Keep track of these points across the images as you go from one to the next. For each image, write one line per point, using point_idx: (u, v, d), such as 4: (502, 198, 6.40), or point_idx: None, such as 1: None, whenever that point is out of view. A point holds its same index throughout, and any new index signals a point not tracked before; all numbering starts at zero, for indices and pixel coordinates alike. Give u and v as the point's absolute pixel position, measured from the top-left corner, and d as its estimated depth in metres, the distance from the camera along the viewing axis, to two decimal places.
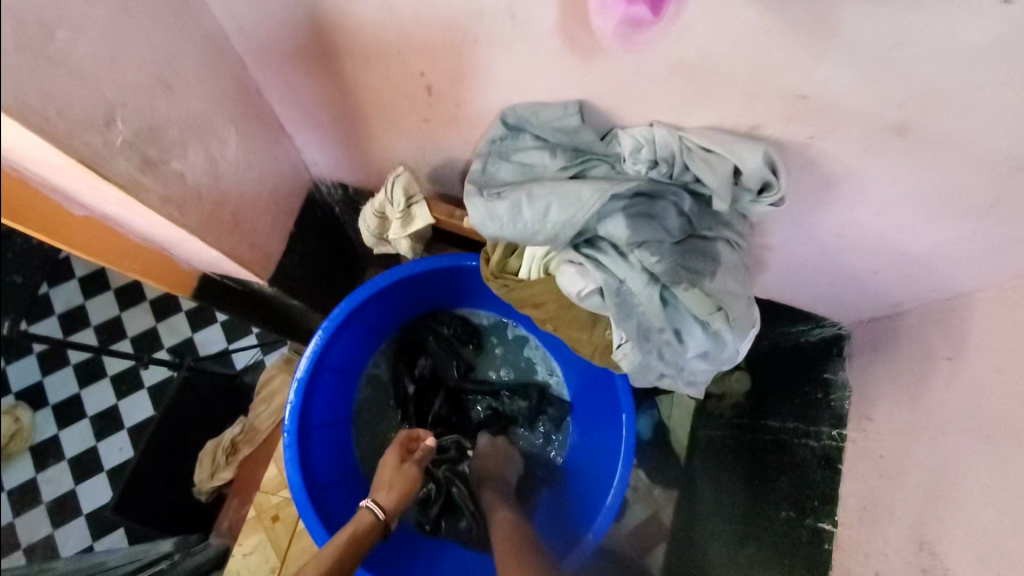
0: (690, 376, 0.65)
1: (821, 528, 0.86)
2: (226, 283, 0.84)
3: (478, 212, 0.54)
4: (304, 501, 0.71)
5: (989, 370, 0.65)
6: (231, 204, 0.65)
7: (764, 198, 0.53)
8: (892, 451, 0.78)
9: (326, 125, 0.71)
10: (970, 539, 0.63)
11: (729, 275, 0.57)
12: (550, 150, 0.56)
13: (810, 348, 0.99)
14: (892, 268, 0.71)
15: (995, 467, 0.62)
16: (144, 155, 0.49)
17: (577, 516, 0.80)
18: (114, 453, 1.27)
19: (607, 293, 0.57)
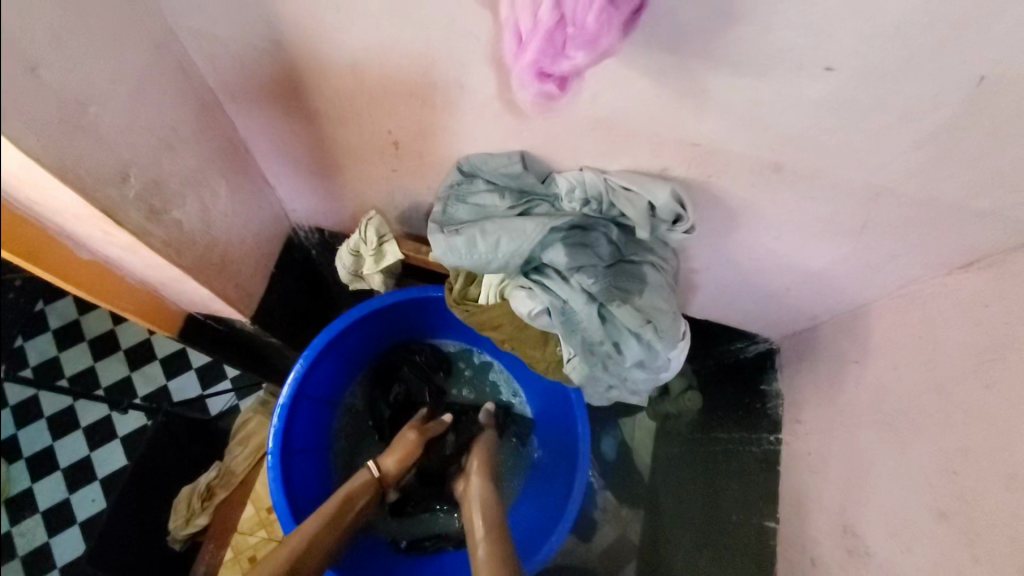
0: (633, 384, 0.75)
1: (766, 526, 0.95)
2: (209, 323, 0.91)
3: (440, 245, 0.64)
4: (288, 519, 0.76)
5: (886, 368, 0.76)
6: (220, 248, 0.73)
7: (677, 227, 0.65)
8: (818, 448, 0.88)
9: (305, 176, 0.80)
10: (879, 516, 0.72)
11: (656, 293, 0.68)
12: (500, 193, 0.66)
13: (749, 361, 1.12)
14: (802, 285, 0.83)
15: (894, 451, 0.72)
16: (150, 206, 0.57)
17: (540, 524, 0.87)
18: (87, 504, 1.29)
19: (554, 312, 0.66)
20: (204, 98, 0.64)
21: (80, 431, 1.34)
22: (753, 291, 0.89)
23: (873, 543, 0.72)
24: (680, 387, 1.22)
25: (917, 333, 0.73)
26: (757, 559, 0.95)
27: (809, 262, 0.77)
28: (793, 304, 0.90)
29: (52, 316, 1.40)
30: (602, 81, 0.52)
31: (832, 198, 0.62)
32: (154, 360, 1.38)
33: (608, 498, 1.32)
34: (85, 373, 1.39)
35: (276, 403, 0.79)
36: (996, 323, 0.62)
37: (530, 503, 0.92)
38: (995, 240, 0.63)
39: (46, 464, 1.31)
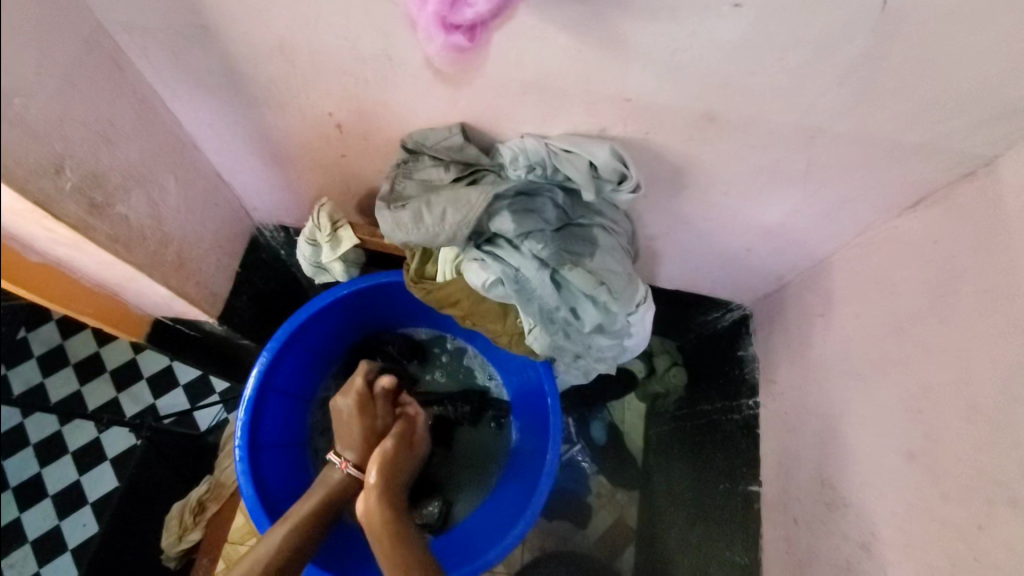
0: (598, 352, 0.75)
1: (750, 491, 0.94)
2: (177, 328, 0.91)
3: (386, 222, 0.64)
4: (258, 511, 0.76)
5: (850, 317, 0.76)
6: (175, 245, 0.73)
7: (623, 187, 0.65)
8: (792, 406, 0.87)
9: (259, 170, 0.81)
10: (852, 464, 0.72)
11: (607, 255, 0.68)
12: (445, 166, 0.67)
13: (725, 330, 1.12)
14: (760, 242, 0.83)
15: (859, 398, 0.72)
16: (90, 199, 0.58)
17: (517, 499, 0.87)
18: (77, 531, 1.27)
19: (506, 281, 0.66)
20: (142, 92, 0.65)
21: (67, 457, 1.32)
22: (715, 255, 0.89)
23: (848, 492, 0.72)
24: (665, 364, 1.22)
25: (875, 278, 0.73)
26: (745, 526, 0.93)
27: (765, 216, 0.77)
28: (758, 266, 0.90)
29: (36, 343, 1.39)
30: (524, 40, 0.52)
31: (769, 143, 0.63)
32: (141, 378, 1.36)
33: (601, 484, 1.30)
34: (71, 397, 1.37)
35: (243, 397, 0.79)
36: (945, 256, 0.62)
37: (509, 482, 0.92)
38: (938, 174, 0.63)
39: (34, 493, 1.30)
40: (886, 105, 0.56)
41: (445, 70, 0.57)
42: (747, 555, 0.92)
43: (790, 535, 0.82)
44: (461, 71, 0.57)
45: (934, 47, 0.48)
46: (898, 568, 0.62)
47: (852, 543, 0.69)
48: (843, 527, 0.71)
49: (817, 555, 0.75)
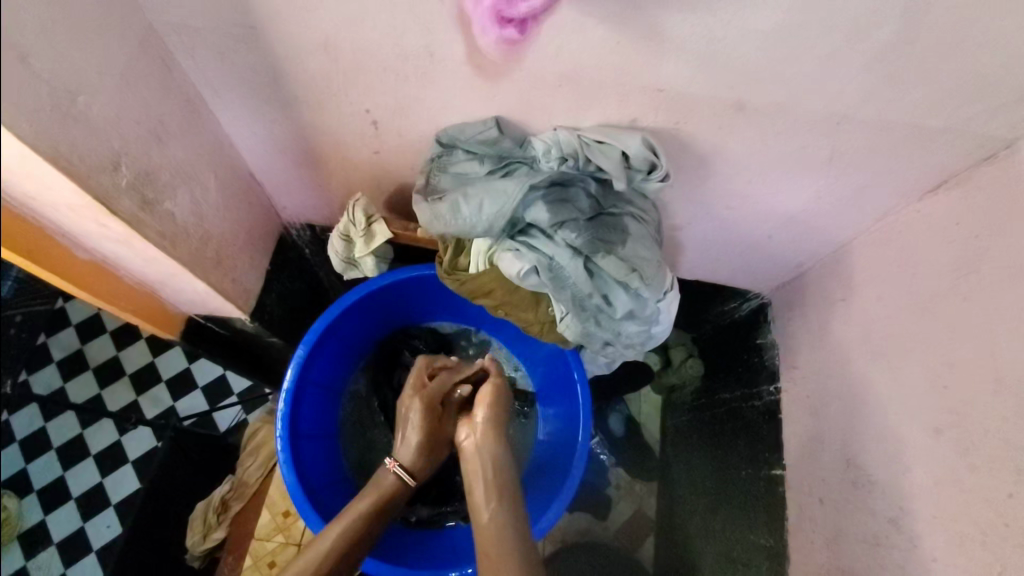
0: (628, 339, 0.77)
1: (774, 474, 0.96)
2: (209, 326, 0.93)
3: (425, 214, 0.67)
4: (301, 498, 0.77)
5: (872, 300, 0.78)
6: (214, 242, 0.75)
7: (653, 175, 0.67)
8: (814, 390, 0.90)
9: (292, 168, 0.83)
10: (878, 443, 0.74)
11: (638, 242, 0.70)
12: (479, 160, 0.69)
13: (743, 320, 1.14)
14: (780, 229, 0.85)
15: (884, 378, 0.74)
16: (142, 196, 0.60)
17: (547, 484, 0.89)
18: (103, 531, 1.28)
19: (541, 269, 0.68)
20: (187, 92, 0.67)
21: (91, 459, 1.34)
22: (736, 243, 0.91)
23: (876, 470, 0.73)
24: (681, 356, 1.23)
25: (896, 261, 0.75)
26: (769, 510, 0.94)
27: (787, 203, 0.79)
28: (778, 254, 0.92)
29: (54, 348, 1.41)
30: (565, 34, 0.54)
31: (795, 129, 0.65)
32: (160, 381, 1.39)
33: (620, 475, 1.32)
34: (93, 401, 1.38)
35: (281, 389, 0.81)
36: (968, 237, 0.64)
37: (539, 470, 0.94)
38: (959, 157, 0.65)
39: (58, 495, 1.31)
40: (911, 91, 0.58)
41: (492, 59, 0.58)
42: (772, 538, 0.92)
43: (816, 515, 0.84)
44: (503, 60, 0.58)
45: (958, 33, 0.51)
46: (928, 539, 0.63)
47: (882, 520, 0.71)
48: (870, 503, 0.73)
49: (845, 533, 0.77)
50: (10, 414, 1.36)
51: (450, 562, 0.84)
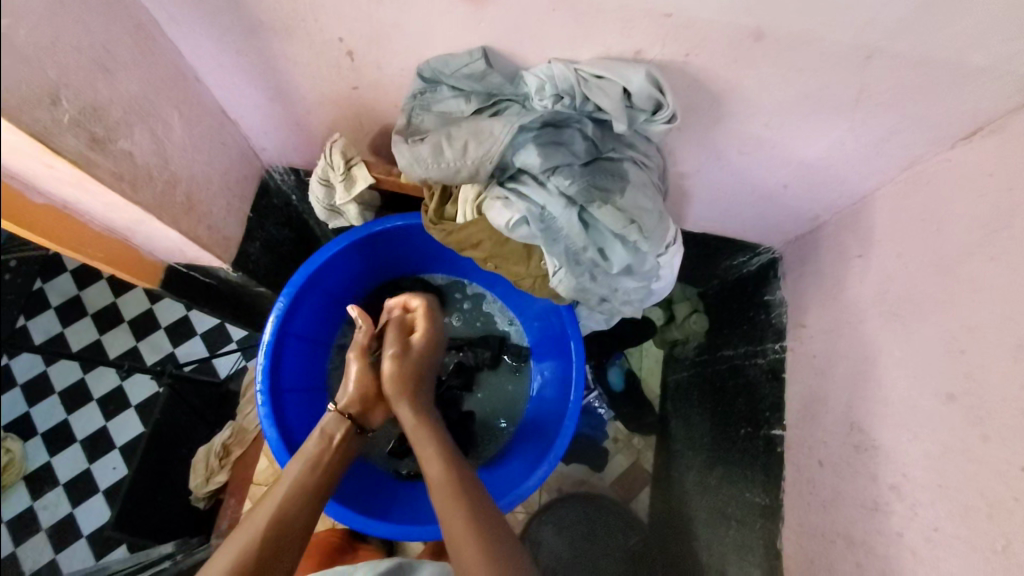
0: (625, 296, 0.73)
1: (774, 435, 0.93)
2: (193, 275, 0.89)
3: (404, 157, 0.61)
4: (283, 452, 0.76)
5: (892, 257, 0.72)
6: (183, 186, 0.71)
7: (658, 116, 0.60)
8: (820, 350, 0.85)
9: (267, 105, 0.76)
10: (885, 408, 0.70)
11: (639, 191, 0.63)
12: (465, 97, 0.62)
13: (752, 275, 1.08)
14: (795, 178, 0.79)
15: (898, 340, 0.69)
16: (90, 133, 0.55)
17: (539, 441, 0.87)
18: (107, 473, 1.30)
19: (532, 220, 0.62)
20: (139, 17, 0.60)
21: (94, 404, 1.34)
22: (748, 193, 0.84)
23: (881, 437, 0.70)
24: (685, 312, 1.21)
25: (921, 216, 0.68)
26: (767, 470, 0.92)
27: (805, 148, 0.72)
28: (792, 206, 0.86)
29: (50, 294, 1.39)
30: None
31: (820, 63, 0.57)
32: (159, 328, 1.38)
33: (617, 429, 1.32)
34: (91, 346, 1.37)
35: (262, 341, 0.78)
36: (1004, 190, 0.58)
37: (531, 429, 0.92)
38: (1003, 99, 0.58)
39: (62, 439, 1.31)
40: (955, 18, 0.50)
41: None
42: (768, 498, 0.91)
43: (813, 477, 0.81)
44: None
45: None
46: (930, 509, 0.60)
47: (881, 487, 0.68)
48: (871, 469, 0.70)
49: (841, 497, 0.75)
50: (10, 359, 1.36)
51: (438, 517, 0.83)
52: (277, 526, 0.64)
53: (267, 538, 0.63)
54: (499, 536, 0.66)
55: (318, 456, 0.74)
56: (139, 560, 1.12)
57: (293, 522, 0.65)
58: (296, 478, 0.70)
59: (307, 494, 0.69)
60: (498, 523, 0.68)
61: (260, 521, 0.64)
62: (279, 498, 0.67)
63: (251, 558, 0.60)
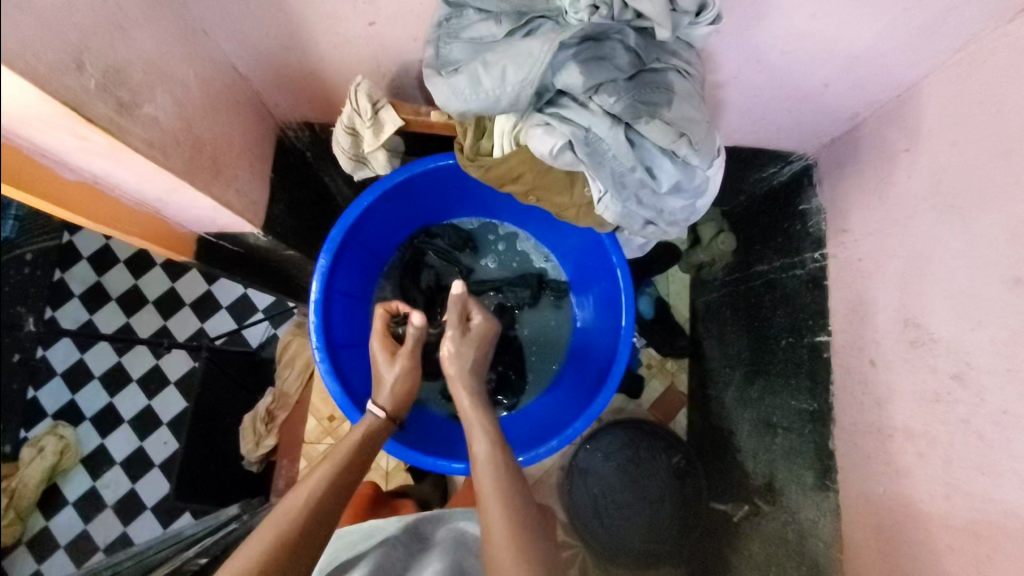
0: (671, 216, 0.71)
1: (818, 342, 0.93)
2: (222, 244, 0.88)
3: (441, 90, 0.58)
4: (349, 405, 0.77)
5: (945, 146, 0.70)
6: (209, 149, 0.68)
7: (702, 17, 0.57)
8: (865, 253, 0.84)
9: (278, 55, 0.72)
10: (944, 301, 0.69)
11: (686, 102, 0.60)
12: (495, 20, 0.59)
13: (783, 186, 1.06)
14: (836, 74, 0.75)
15: (956, 231, 0.68)
16: (117, 98, 0.52)
17: (592, 372, 0.88)
18: (161, 447, 1.33)
19: (577, 143, 0.60)
20: None
21: (134, 384, 1.36)
22: (784, 96, 0.81)
23: (940, 329, 0.69)
24: (712, 232, 1.19)
25: (977, 97, 0.65)
26: (814, 376, 0.93)
27: (851, 39, 0.68)
28: (830, 105, 0.82)
29: (73, 283, 1.37)
30: None
31: None
32: (184, 306, 1.40)
33: (652, 355, 1.33)
34: (122, 330, 1.38)
35: (310, 299, 0.78)
36: None
37: (579, 361, 0.93)
38: None
39: (111, 421, 1.33)
40: None
41: None
42: (816, 403, 0.93)
43: (865, 378, 0.82)
44: None
45: None
46: (997, 393, 0.61)
47: (942, 378, 0.69)
48: (929, 362, 0.71)
49: (897, 393, 0.76)
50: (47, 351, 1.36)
51: None
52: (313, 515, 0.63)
53: (297, 539, 0.61)
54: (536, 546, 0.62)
55: (353, 452, 0.70)
56: (208, 523, 1.16)
57: (320, 525, 0.63)
58: (329, 475, 0.67)
59: (340, 494, 0.66)
60: (535, 533, 0.64)
61: (297, 513, 0.62)
62: (313, 496, 0.64)
63: (289, 546, 0.60)
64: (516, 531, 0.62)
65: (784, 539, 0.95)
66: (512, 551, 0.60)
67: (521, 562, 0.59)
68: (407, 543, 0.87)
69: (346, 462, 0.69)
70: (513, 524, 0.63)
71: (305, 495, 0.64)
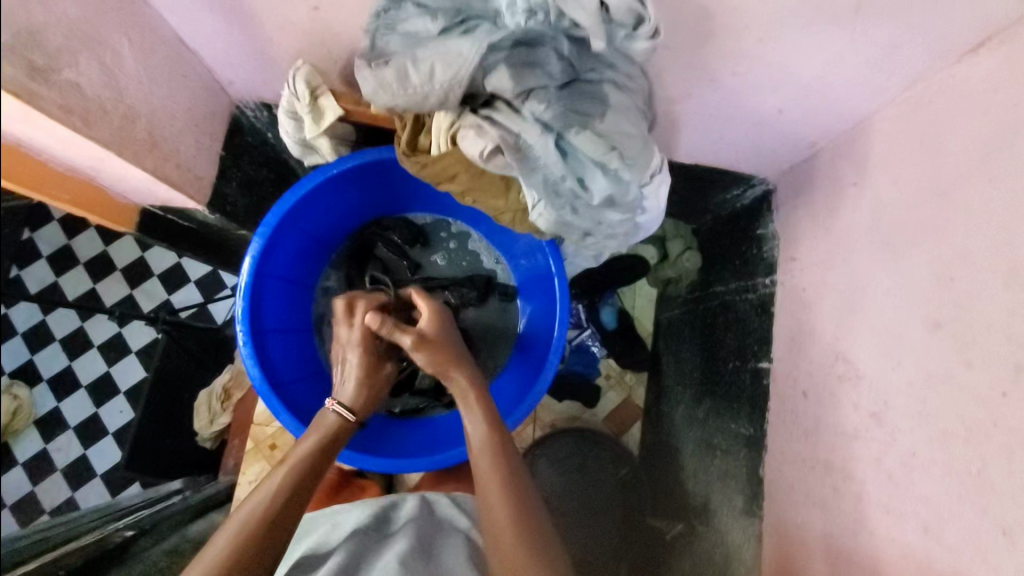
0: (609, 229, 0.70)
1: (760, 367, 0.93)
2: (170, 218, 0.88)
3: (368, 82, 0.57)
4: (267, 392, 0.76)
5: (888, 183, 0.69)
6: (143, 121, 0.68)
7: (640, 32, 0.56)
8: (810, 282, 0.83)
9: (226, 32, 0.71)
10: (872, 338, 0.69)
11: (620, 115, 0.60)
12: (431, 15, 0.58)
13: (746, 209, 1.05)
14: (789, 100, 0.74)
15: (889, 269, 0.67)
16: (29, 61, 0.51)
17: (527, 378, 0.88)
18: (115, 416, 1.34)
19: (506, 148, 0.59)
20: None
21: (94, 351, 1.31)
22: (740, 119, 0.80)
23: (866, 367, 0.69)
24: (679, 249, 1.19)
25: (920, 135, 0.65)
26: (753, 402, 0.93)
27: (800, 67, 0.68)
28: (785, 131, 0.82)
29: None
30: None
31: None
32: (152, 277, 1.35)
33: (610, 367, 1.32)
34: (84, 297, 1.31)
35: (239, 281, 0.77)
36: (1004, 103, 0.54)
37: (517, 367, 0.93)
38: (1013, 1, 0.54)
39: None
40: None
41: None
42: (752, 428, 0.92)
43: (797, 408, 0.82)
44: None
45: None
46: (908, 434, 0.61)
47: (862, 414, 0.68)
48: (853, 398, 0.70)
49: (822, 426, 0.76)
50: None
51: (422, 454, 0.86)
52: (273, 523, 0.66)
53: (252, 541, 0.63)
54: (537, 526, 0.67)
55: (309, 457, 0.72)
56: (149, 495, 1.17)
57: (277, 524, 0.66)
58: (282, 479, 0.69)
59: (294, 497, 0.68)
60: (534, 511, 0.69)
61: (252, 516, 0.65)
62: (267, 499, 0.67)
63: (250, 544, 0.63)
64: (517, 517, 0.67)
65: (711, 560, 0.95)
66: (514, 535, 0.66)
67: (520, 544, 0.65)
68: (375, 528, 0.84)
69: (301, 467, 0.71)
70: (513, 508, 0.68)
71: (261, 500, 0.67)
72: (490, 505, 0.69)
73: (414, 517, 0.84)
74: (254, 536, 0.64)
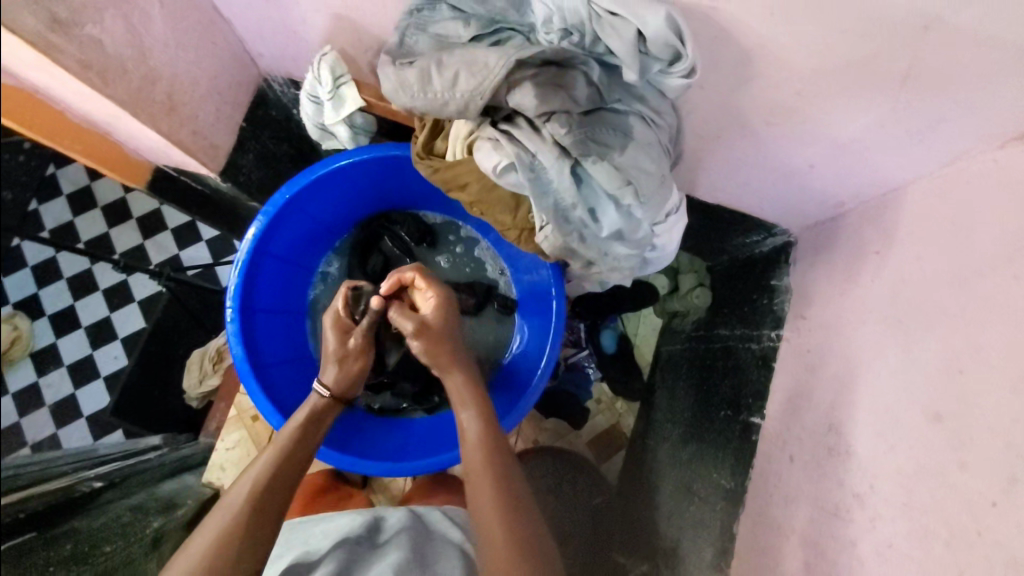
0: (615, 262, 0.68)
1: (751, 422, 0.90)
2: (183, 180, 0.87)
3: (389, 80, 0.57)
4: (246, 370, 0.76)
5: (911, 258, 0.66)
6: (164, 83, 0.67)
7: (676, 68, 0.54)
8: (816, 345, 0.81)
9: (260, 5, 0.70)
10: (868, 416, 0.66)
11: (641, 151, 0.58)
12: (465, 20, 0.56)
13: (763, 257, 1.01)
14: (823, 157, 0.72)
15: (897, 348, 0.64)
16: (52, 13, 0.51)
17: (511, 394, 0.87)
18: (109, 361, 1.31)
19: (520, 167, 0.57)
20: None
21: (100, 294, 1.33)
22: (770, 167, 0.77)
23: (858, 445, 0.66)
24: (690, 284, 1.16)
25: (952, 216, 0.62)
26: (738, 455, 0.90)
27: (837, 125, 0.65)
28: (815, 186, 0.79)
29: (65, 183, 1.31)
30: None
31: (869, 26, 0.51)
32: (167, 229, 1.36)
33: (603, 391, 1.30)
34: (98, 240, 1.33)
35: (236, 258, 0.77)
36: None
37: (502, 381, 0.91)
38: None
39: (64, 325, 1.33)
40: None
41: None
42: (733, 482, 0.89)
43: (782, 470, 0.79)
44: None
45: None
46: (889, 524, 0.58)
47: (846, 492, 0.65)
48: (840, 474, 0.67)
49: (804, 495, 0.73)
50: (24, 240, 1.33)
51: (398, 455, 0.85)
52: (254, 514, 0.62)
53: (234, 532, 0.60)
54: (533, 539, 0.62)
55: (291, 447, 0.69)
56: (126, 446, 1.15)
57: (262, 515, 0.63)
58: (267, 467, 0.66)
59: (280, 489, 0.65)
60: (530, 521, 0.64)
61: (235, 506, 0.62)
62: (251, 489, 0.64)
63: (234, 536, 0.60)
64: (512, 531, 0.62)
65: None
66: (508, 548, 0.61)
67: (511, 554, 0.60)
68: (367, 537, 0.82)
69: (286, 457, 0.68)
70: (507, 518, 0.63)
71: (246, 488, 0.64)
72: (485, 511, 0.64)
73: (406, 526, 0.82)
74: (237, 528, 0.61)
